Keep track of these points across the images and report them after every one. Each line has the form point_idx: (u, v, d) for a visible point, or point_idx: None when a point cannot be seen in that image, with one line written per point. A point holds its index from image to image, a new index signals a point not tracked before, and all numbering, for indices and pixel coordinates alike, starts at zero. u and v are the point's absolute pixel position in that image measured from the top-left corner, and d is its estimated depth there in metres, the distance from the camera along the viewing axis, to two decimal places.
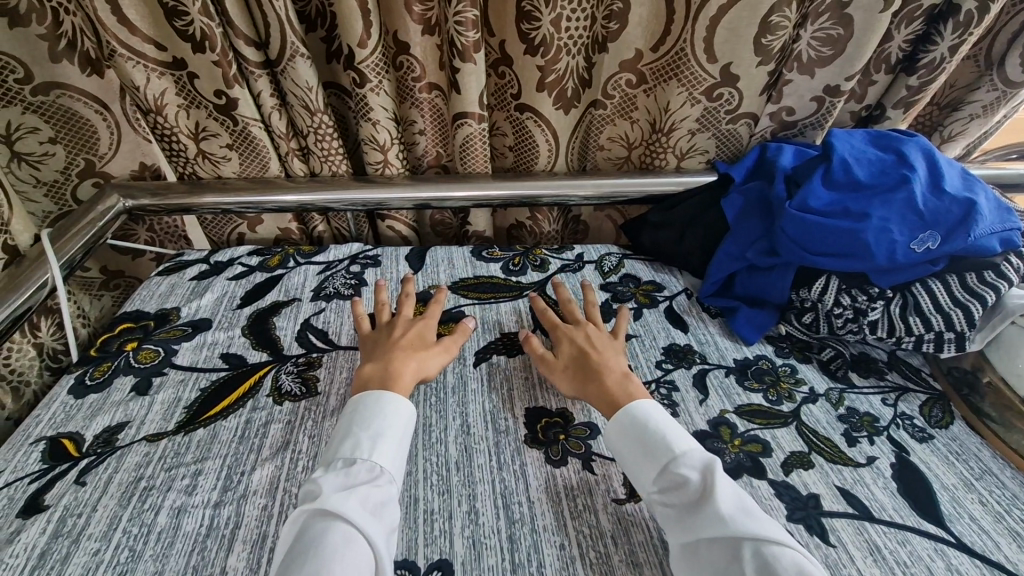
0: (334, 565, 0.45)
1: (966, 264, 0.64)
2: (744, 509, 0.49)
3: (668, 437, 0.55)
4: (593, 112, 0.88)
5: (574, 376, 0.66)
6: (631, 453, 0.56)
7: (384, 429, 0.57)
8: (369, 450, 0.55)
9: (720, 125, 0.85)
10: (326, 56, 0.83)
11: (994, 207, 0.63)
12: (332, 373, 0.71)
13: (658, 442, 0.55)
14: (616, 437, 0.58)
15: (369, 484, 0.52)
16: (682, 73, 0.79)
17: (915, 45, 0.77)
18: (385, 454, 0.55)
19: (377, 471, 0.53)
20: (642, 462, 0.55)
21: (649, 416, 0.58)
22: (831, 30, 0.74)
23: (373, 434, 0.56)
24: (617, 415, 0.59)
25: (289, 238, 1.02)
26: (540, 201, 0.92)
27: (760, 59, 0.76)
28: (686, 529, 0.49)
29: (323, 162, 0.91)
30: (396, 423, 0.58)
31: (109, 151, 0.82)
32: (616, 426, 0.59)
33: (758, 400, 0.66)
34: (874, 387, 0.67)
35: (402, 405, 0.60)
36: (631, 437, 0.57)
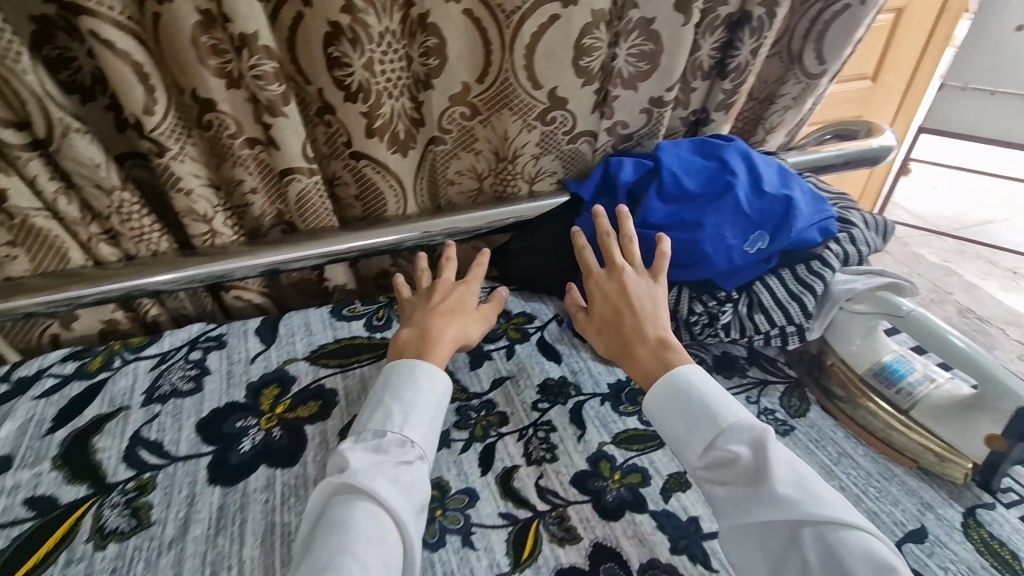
0: (358, 545, 0.48)
1: (794, 256, 0.67)
2: (803, 486, 0.49)
3: (717, 410, 0.55)
4: (435, 149, 0.85)
5: (608, 337, 0.66)
6: (683, 431, 0.56)
7: (413, 403, 0.60)
8: (406, 425, 0.58)
9: (562, 146, 0.85)
10: (115, 126, 0.72)
11: (809, 199, 0.67)
12: (172, 494, 0.61)
13: (715, 416, 0.55)
14: (666, 416, 0.57)
15: (401, 460, 0.55)
16: (512, 102, 0.78)
17: (722, 52, 0.81)
18: (416, 430, 0.58)
19: (408, 441, 0.57)
20: (692, 438, 0.55)
21: (696, 391, 0.57)
22: (643, 46, 0.75)
23: (406, 407, 0.59)
24: (653, 394, 0.59)
25: (117, 331, 0.88)
26: (402, 246, 0.87)
27: (582, 80, 0.76)
28: (743, 508, 0.49)
29: (139, 242, 0.79)
30: (430, 396, 0.61)
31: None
32: (655, 400, 0.59)
33: (633, 425, 0.65)
34: (738, 385, 0.69)
35: (438, 374, 0.63)
36: (680, 417, 0.56)
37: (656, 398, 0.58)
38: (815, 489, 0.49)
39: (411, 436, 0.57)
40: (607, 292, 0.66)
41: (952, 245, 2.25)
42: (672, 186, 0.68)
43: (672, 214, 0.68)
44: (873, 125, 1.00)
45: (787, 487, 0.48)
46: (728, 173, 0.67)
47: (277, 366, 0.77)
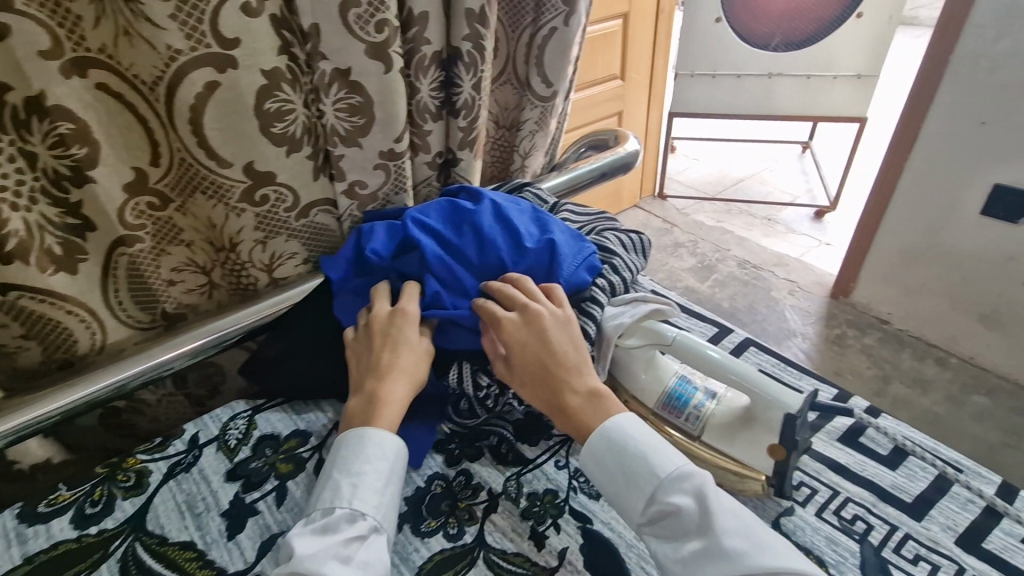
0: None
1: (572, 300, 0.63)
2: (748, 530, 0.45)
3: (652, 458, 0.49)
4: (127, 249, 0.63)
5: (534, 392, 0.55)
6: (618, 484, 0.50)
7: (379, 463, 0.52)
8: (349, 495, 0.50)
9: (292, 224, 0.71)
10: None
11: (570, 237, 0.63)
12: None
13: (642, 469, 0.49)
14: (599, 471, 0.51)
15: (353, 540, 0.47)
16: (201, 183, 0.63)
17: (445, 90, 0.74)
18: (367, 497, 0.50)
19: (332, 519, 0.48)
20: (627, 494, 0.49)
21: (631, 440, 0.50)
22: (350, 98, 0.65)
23: (380, 465, 0.52)
24: (591, 449, 0.52)
25: None
26: (125, 387, 0.64)
27: (286, 148, 0.64)
28: (689, 569, 0.44)
29: None
30: (395, 453, 0.53)
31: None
32: (593, 458, 0.51)
33: (440, 544, 0.54)
34: (545, 451, 0.63)
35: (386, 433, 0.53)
36: (616, 471, 0.50)
37: (593, 453, 0.51)
38: (751, 520, 0.46)
39: (368, 509, 0.49)
40: (529, 338, 0.55)
41: (720, 207, 2.54)
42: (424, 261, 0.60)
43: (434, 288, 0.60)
44: (617, 132, 1.03)
45: (734, 539, 0.44)
46: (477, 232, 0.61)
47: None
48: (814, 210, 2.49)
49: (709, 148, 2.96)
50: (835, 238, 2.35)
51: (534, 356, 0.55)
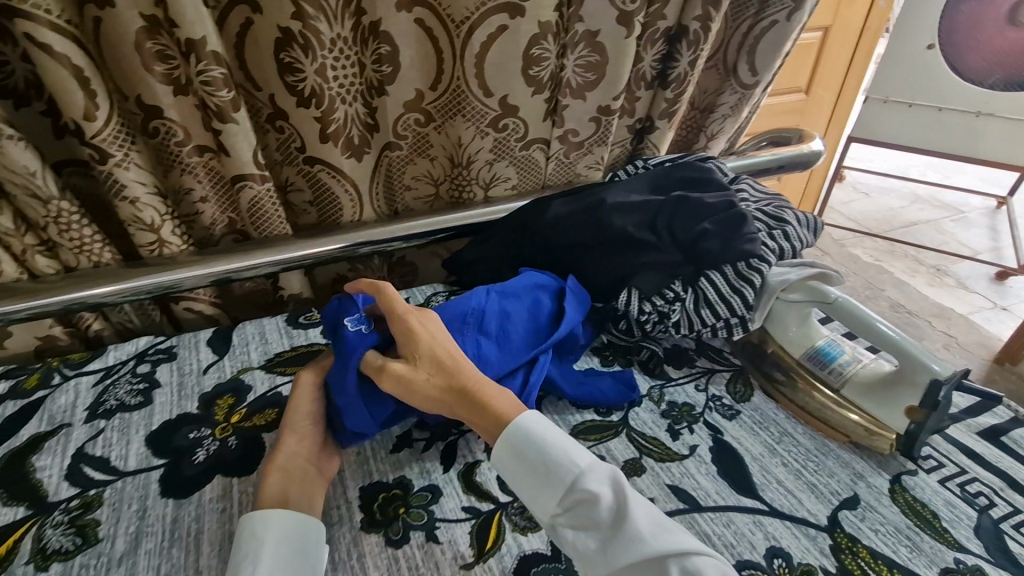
0: None
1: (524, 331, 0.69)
2: (658, 524, 0.48)
3: (562, 457, 0.52)
4: (390, 154, 0.85)
5: (458, 407, 0.56)
6: (530, 477, 0.52)
7: (245, 566, 0.47)
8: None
9: (515, 152, 0.87)
10: (55, 132, 0.70)
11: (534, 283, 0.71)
12: (119, 512, 0.59)
13: (554, 462, 0.51)
14: (510, 465, 0.53)
15: None
16: (465, 108, 0.80)
17: (663, 63, 0.86)
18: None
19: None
20: (541, 481, 0.51)
21: (542, 435, 0.53)
22: (590, 57, 0.79)
23: (250, 568, 0.47)
24: (506, 439, 0.53)
25: (56, 347, 0.83)
26: (358, 251, 0.86)
27: (533, 89, 0.80)
28: (608, 556, 0.47)
29: (79, 254, 0.76)
30: (280, 547, 0.49)
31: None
32: (507, 447, 0.53)
33: (591, 416, 0.67)
34: (688, 375, 0.73)
35: (265, 519, 0.50)
36: (528, 462, 0.52)
37: (502, 449, 0.53)
38: (652, 510, 0.49)
39: None
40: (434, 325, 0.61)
41: (882, 246, 2.37)
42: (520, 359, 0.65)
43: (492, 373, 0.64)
44: (803, 132, 1.07)
45: (645, 526, 0.47)
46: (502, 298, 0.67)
47: (233, 377, 0.75)
48: (997, 271, 2.24)
49: (884, 185, 2.75)
50: (1015, 305, 2.10)
51: (433, 355, 0.58)
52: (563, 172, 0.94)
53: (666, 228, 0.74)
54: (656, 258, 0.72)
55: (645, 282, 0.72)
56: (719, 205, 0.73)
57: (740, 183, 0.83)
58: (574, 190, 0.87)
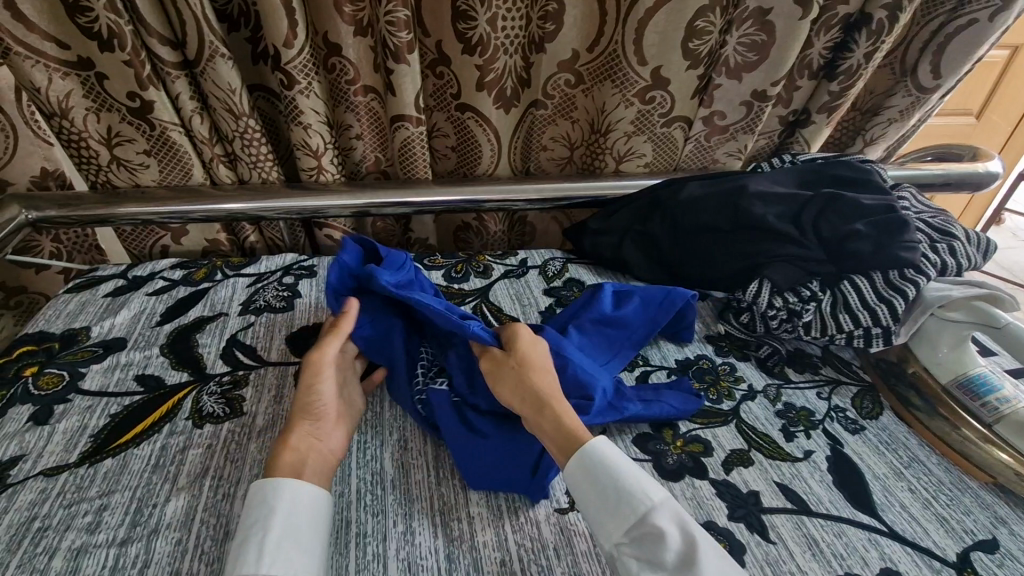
0: None
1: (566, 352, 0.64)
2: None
3: (635, 485, 0.46)
4: (534, 112, 0.88)
5: (517, 394, 0.55)
6: (596, 501, 0.47)
7: (253, 532, 0.45)
8: (256, 562, 0.43)
9: (656, 128, 0.87)
10: (252, 58, 0.80)
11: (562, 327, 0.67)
12: (260, 394, 0.66)
13: (621, 492, 0.46)
14: (579, 485, 0.48)
15: None
16: (616, 75, 0.80)
17: (834, 53, 0.81)
18: (279, 558, 0.44)
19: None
20: (604, 509, 0.46)
21: (618, 459, 0.48)
22: (755, 36, 0.76)
23: (261, 535, 0.45)
24: (577, 459, 0.49)
25: (218, 250, 0.95)
26: (484, 206, 0.89)
27: (688, 63, 0.78)
28: None
29: (252, 168, 0.86)
30: (296, 515, 0.47)
31: (4, 157, 0.75)
32: (579, 467, 0.49)
33: (699, 400, 0.66)
34: (809, 381, 0.69)
35: (276, 487, 0.48)
36: (600, 483, 0.47)
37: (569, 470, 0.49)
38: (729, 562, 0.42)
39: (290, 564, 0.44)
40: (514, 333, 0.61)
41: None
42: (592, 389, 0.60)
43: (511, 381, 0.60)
44: (979, 151, 0.97)
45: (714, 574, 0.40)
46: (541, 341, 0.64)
47: None
48: None
49: None
50: None
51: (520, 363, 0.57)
52: (700, 158, 0.92)
53: (811, 225, 0.71)
54: (793, 251, 0.70)
55: (780, 275, 0.69)
56: (877, 208, 0.69)
57: (902, 191, 0.77)
58: (712, 175, 0.85)
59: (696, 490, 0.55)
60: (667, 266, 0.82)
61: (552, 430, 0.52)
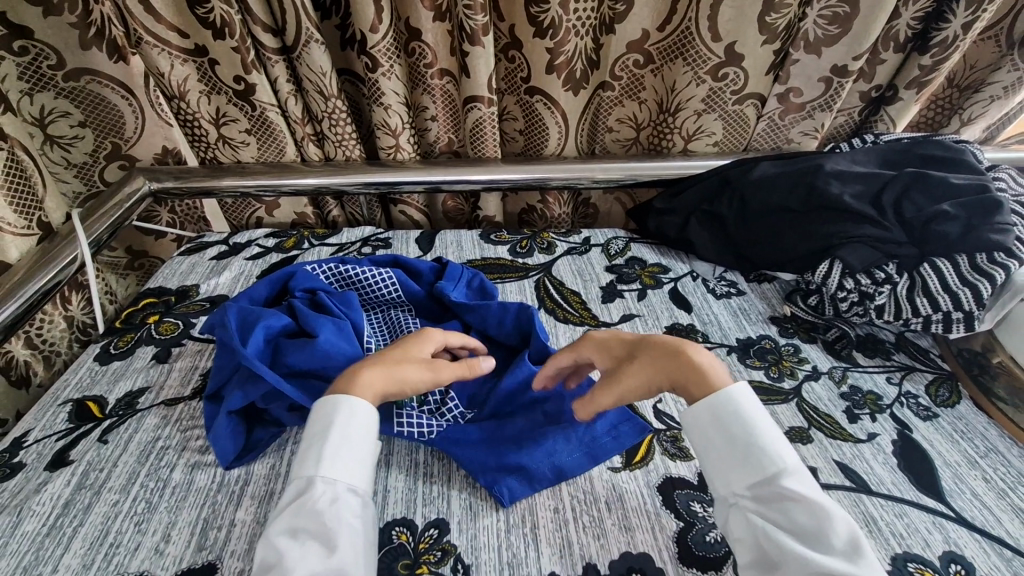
0: (290, 557, 0.43)
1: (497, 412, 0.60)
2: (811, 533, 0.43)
3: (772, 440, 0.47)
4: (602, 93, 0.89)
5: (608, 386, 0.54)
6: (725, 451, 0.48)
7: (320, 438, 0.50)
8: (313, 464, 0.48)
9: (727, 106, 0.86)
10: (340, 44, 0.87)
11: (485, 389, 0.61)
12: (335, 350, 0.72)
13: (761, 447, 0.47)
14: (705, 431, 0.49)
15: (300, 500, 0.46)
16: (686, 52, 0.80)
17: (927, 24, 0.77)
18: (333, 465, 0.48)
19: (308, 486, 0.47)
20: (731, 461, 0.47)
21: (755, 410, 0.49)
22: (838, 8, 0.74)
23: (320, 441, 0.50)
24: (699, 408, 0.50)
25: (305, 223, 1.04)
26: (549, 184, 0.92)
27: (765, 38, 0.77)
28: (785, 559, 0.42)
29: (337, 147, 0.94)
30: (348, 428, 0.50)
31: (135, 136, 0.86)
32: (697, 419, 0.50)
33: (759, 377, 0.66)
34: (879, 366, 0.67)
35: (341, 401, 0.51)
36: (724, 436, 0.48)
37: (705, 413, 0.49)
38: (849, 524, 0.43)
39: (326, 473, 0.48)
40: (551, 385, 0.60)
41: None
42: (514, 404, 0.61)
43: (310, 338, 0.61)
44: None
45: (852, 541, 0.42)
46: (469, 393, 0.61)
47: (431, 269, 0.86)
48: None
49: None
50: None
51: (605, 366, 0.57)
52: (775, 138, 0.91)
53: (893, 205, 0.69)
54: (871, 232, 0.68)
55: (854, 255, 0.68)
56: (967, 186, 0.67)
57: (997, 173, 0.73)
58: (785, 155, 0.83)
59: None
60: (734, 245, 0.81)
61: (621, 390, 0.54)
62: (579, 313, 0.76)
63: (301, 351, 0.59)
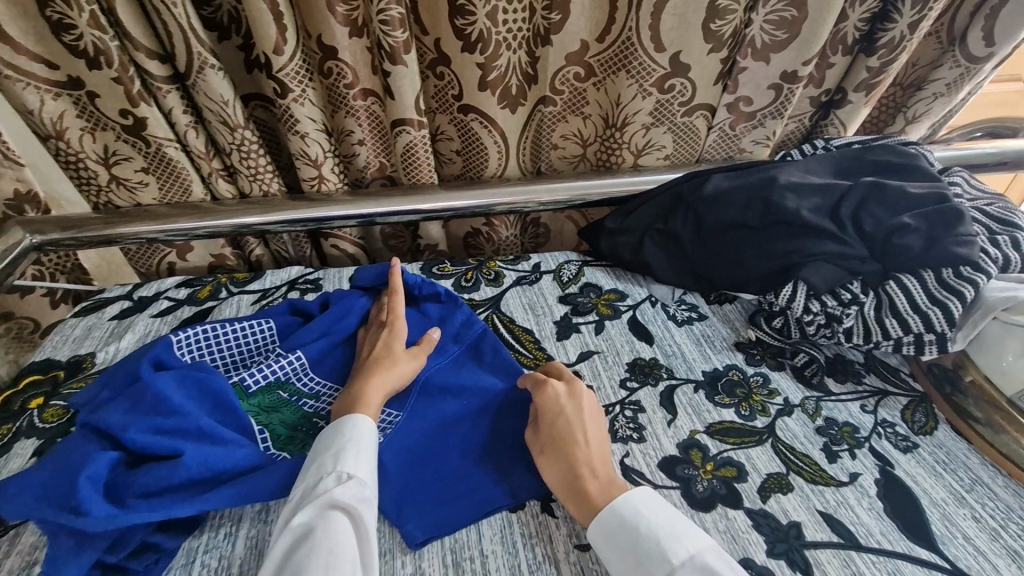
0: (321, 543, 0.44)
1: (451, 432, 0.59)
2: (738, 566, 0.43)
3: (668, 537, 0.44)
4: (543, 109, 0.82)
5: (552, 464, 0.52)
6: (625, 560, 0.45)
7: (353, 437, 0.52)
8: (354, 462, 0.50)
9: (676, 118, 0.81)
10: (245, 67, 0.77)
11: (437, 414, 0.60)
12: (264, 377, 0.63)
13: (650, 550, 0.44)
14: (609, 543, 0.46)
15: (335, 489, 0.48)
16: (630, 64, 0.74)
17: (872, 24, 0.74)
18: (369, 466, 0.51)
19: (342, 477, 0.49)
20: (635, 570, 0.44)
21: (650, 510, 0.47)
22: (785, 12, 0.70)
23: (355, 445, 0.52)
24: (601, 519, 0.47)
25: (224, 265, 0.93)
26: (494, 210, 0.84)
27: (710, 46, 0.73)
28: None
29: (252, 181, 0.83)
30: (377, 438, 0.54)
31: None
32: (600, 531, 0.47)
33: (730, 417, 0.60)
34: (852, 392, 0.63)
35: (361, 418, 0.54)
36: (628, 540, 0.45)
37: (598, 527, 0.47)
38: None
39: (360, 470, 0.50)
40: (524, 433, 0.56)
41: None
42: (465, 422, 0.60)
43: (168, 450, 0.51)
44: None
45: None
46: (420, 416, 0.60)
47: None
48: None
49: None
50: None
51: (553, 436, 0.53)
52: (725, 147, 0.86)
53: (851, 219, 0.65)
54: (834, 249, 0.64)
55: (819, 277, 0.63)
56: (925, 197, 0.64)
57: (952, 177, 0.71)
58: (737, 167, 0.79)
59: (729, 521, 0.51)
60: (693, 265, 0.75)
61: (558, 473, 0.51)
62: (533, 355, 0.70)
63: (163, 475, 0.50)
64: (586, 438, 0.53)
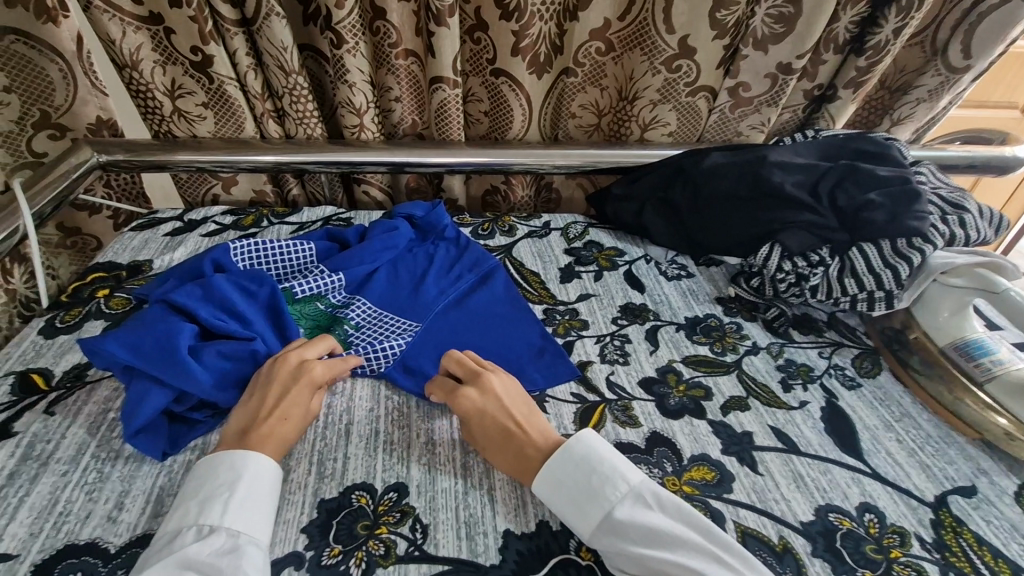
0: None
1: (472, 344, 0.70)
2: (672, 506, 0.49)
3: (610, 474, 0.51)
4: (566, 80, 0.91)
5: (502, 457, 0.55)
6: (570, 501, 0.50)
7: (217, 488, 0.49)
8: (218, 514, 0.47)
9: (681, 98, 0.90)
10: (303, 19, 0.86)
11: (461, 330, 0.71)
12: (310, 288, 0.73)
13: (596, 484, 0.50)
14: (553, 490, 0.51)
15: (196, 543, 0.45)
16: (644, 43, 0.84)
17: (862, 28, 0.83)
18: (241, 514, 0.47)
19: (205, 531, 0.46)
20: (581, 504, 0.50)
21: (592, 452, 0.52)
22: (784, 8, 0.79)
23: (227, 493, 0.48)
24: (546, 476, 0.52)
25: (264, 202, 1.03)
26: (512, 168, 0.93)
27: (715, 33, 0.82)
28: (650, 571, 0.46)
29: (299, 124, 0.93)
30: (260, 479, 0.50)
31: (66, 103, 0.82)
32: (547, 482, 0.51)
33: (704, 351, 0.70)
34: (812, 342, 0.72)
35: (245, 456, 0.51)
36: (569, 486, 0.51)
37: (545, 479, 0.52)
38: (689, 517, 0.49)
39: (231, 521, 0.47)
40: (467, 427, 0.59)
41: None
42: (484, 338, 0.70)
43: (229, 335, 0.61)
44: (1009, 136, 0.98)
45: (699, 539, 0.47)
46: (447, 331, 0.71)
47: None
48: None
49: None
50: None
51: (495, 426, 0.56)
52: (724, 130, 0.95)
53: (828, 195, 0.74)
54: (808, 219, 0.73)
55: (792, 241, 0.73)
56: (892, 178, 0.73)
57: (920, 168, 0.81)
58: (734, 147, 0.88)
59: (693, 427, 0.60)
60: (686, 230, 0.85)
61: (510, 459, 0.55)
62: (538, 292, 0.79)
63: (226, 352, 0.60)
64: (522, 419, 0.56)
